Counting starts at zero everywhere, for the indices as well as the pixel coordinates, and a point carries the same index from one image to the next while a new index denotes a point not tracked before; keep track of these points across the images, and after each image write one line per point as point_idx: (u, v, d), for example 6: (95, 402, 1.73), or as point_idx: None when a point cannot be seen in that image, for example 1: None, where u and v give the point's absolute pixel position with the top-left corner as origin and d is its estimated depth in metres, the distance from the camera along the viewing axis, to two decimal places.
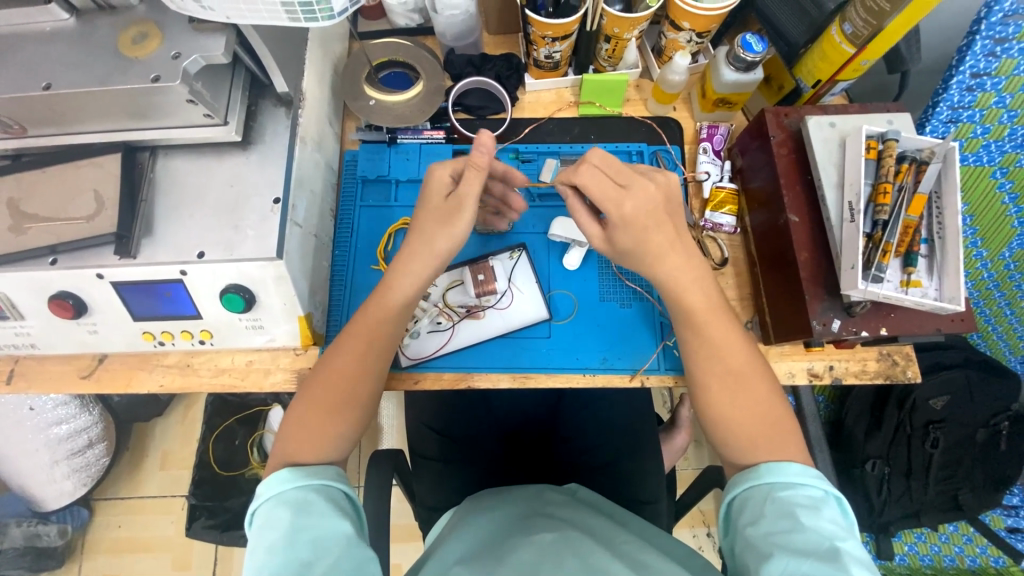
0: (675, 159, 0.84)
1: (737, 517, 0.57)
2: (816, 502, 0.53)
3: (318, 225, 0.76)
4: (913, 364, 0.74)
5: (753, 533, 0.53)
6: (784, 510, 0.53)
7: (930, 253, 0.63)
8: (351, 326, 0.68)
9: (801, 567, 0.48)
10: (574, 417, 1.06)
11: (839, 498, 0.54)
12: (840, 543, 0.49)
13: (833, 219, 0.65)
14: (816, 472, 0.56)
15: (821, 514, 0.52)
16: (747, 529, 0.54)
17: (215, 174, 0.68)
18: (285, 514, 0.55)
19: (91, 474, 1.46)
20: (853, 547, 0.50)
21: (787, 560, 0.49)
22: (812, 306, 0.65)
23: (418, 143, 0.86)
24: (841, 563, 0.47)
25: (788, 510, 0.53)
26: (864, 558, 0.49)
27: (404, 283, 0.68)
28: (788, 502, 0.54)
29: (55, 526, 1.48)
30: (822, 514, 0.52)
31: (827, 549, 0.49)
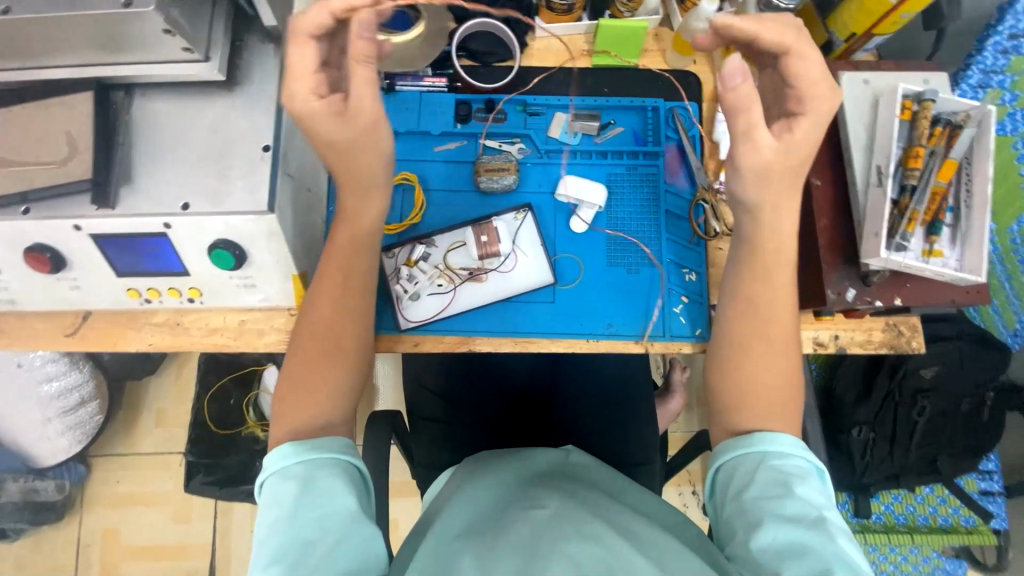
0: (692, 117, 0.80)
1: (726, 484, 0.57)
2: (805, 472, 0.54)
3: (311, 177, 0.71)
4: (918, 335, 0.74)
5: (744, 500, 0.54)
6: (775, 479, 0.54)
7: (955, 221, 0.61)
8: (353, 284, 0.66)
9: (791, 533, 0.49)
10: (572, 382, 1.06)
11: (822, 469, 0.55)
12: (825, 511, 0.51)
13: (859, 183, 0.62)
14: (803, 445, 0.57)
15: (807, 484, 0.53)
16: (738, 496, 0.54)
17: (199, 116, 0.62)
18: (289, 491, 0.55)
19: (85, 431, 1.47)
20: (834, 515, 0.52)
21: (777, 525, 0.50)
22: (829, 275, 0.63)
23: (418, 91, 0.81)
24: (825, 531, 0.49)
25: (778, 479, 0.54)
26: (844, 526, 0.51)
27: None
28: (779, 471, 0.54)
29: (52, 482, 1.48)
30: (809, 483, 0.53)
31: (812, 516, 0.50)
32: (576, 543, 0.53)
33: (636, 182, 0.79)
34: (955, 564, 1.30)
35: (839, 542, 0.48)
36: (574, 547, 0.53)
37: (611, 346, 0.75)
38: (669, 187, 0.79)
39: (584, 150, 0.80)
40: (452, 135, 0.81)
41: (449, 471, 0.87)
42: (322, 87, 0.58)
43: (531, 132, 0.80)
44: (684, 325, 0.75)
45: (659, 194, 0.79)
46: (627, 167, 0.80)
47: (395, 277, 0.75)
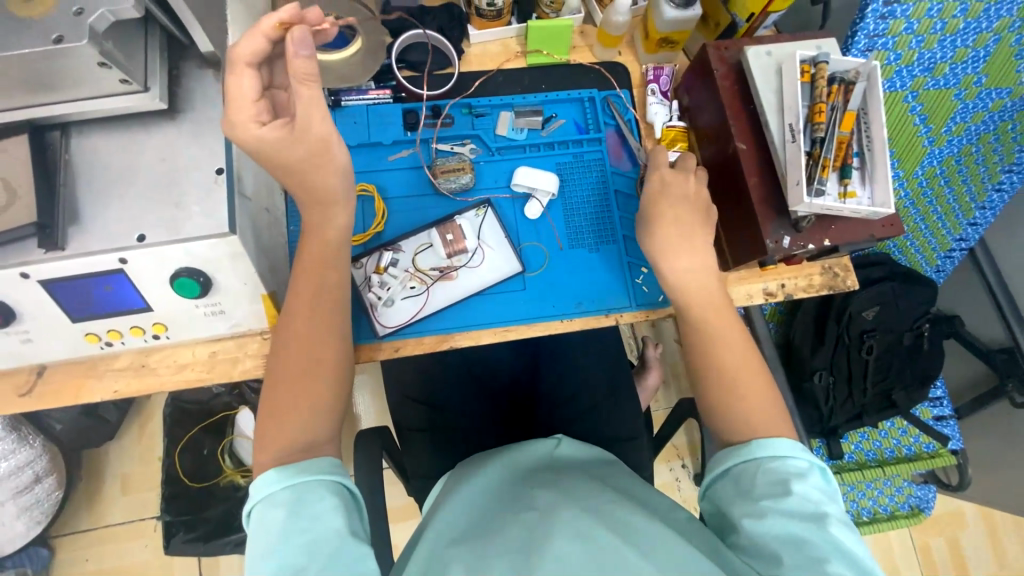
0: (626, 103, 0.86)
1: (731, 489, 0.61)
2: (802, 472, 0.58)
3: (268, 198, 0.71)
4: (851, 273, 0.82)
5: (748, 501, 0.58)
6: (774, 480, 0.58)
7: (862, 164, 0.68)
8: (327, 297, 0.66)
9: (792, 529, 0.54)
10: (552, 371, 1.09)
11: (821, 465, 0.59)
12: (825, 507, 0.55)
13: (777, 141, 0.69)
14: (800, 446, 0.61)
15: (806, 483, 0.57)
16: (741, 498, 0.59)
17: (144, 148, 0.61)
18: (276, 517, 0.55)
19: (43, 510, 1.36)
20: (834, 510, 0.56)
21: (780, 521, 0.55)
22: (765, 226, 0.69)
23: (364, 104, 0.82)
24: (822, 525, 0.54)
25: (777, 480, 0.58)
26: (842, 517, 0.55)
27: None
28: (778, 472, 0.59)
29: (11, 572, 1.36)
30: (807, 482, 0.57)
31: (810, 510, 0.55)
32: (568, 541, 0.57)
33: (585, 168, 0.84)
34: (926, 488, 1.40)
35: (836, 535, 0.53)
36: (564, 545, 0.56)
37: (583, 324, 0.79)
38: (615, 169, 0.85)
39: (532, 144, 0.84)
40: (403, 143, 0.83)
41: (440, 483, 0.86)
42: (263, 112, 0.59)
43: (480, 132, 0.84)
44: (648, 293, 0.80)
45: (607, 176, 0.84)
46: (574, 155, 0.84)
47: (367, 286, 0.77)
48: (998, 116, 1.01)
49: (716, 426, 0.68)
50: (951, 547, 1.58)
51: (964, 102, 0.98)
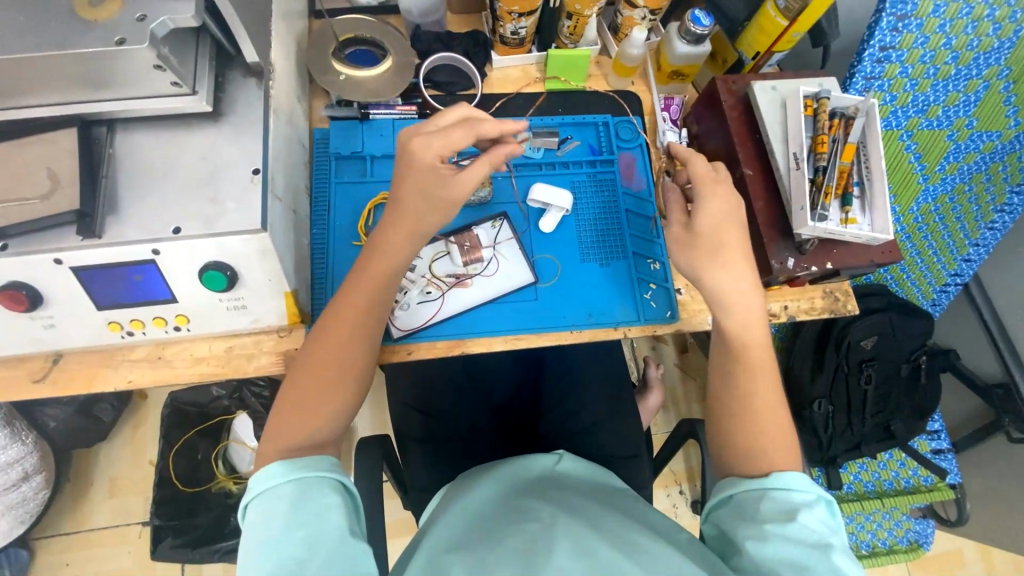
0: (638, 128, 0.91)
1: (736, 515, 0.62)
2: (810, 503, 0.58)
3: (296, 201, 0.74)
4: (851, 298, 0.84)
5: (752, 526, 0.58)
6: (780, 509, 0.59)
7: (862, 193, 0.72)
8: (346, 295, 0.68)
9: (795, 555, 0.54)
10: (555, 386, 1.10)
11: (828, 499, 0.59)
12: (830, 539, 0.55)
13: (781, 168, 0.73)
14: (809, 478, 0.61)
15: (811, 513, 0.57)
16: (746, 524, 0.59)
17: (185, 146, 0.65)
18: (279, 511, 0.57)
19: (28, 510, 1.32)
20: (839, 544, 0.55)
21: (782, 546, 0.55)
22: (770, 248, 0.73)
23: (391, 119, 0.87)
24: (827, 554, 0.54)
25: (783, 509, 0.58)
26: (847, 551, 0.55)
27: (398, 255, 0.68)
28: (784, 502, 0.59)
29: None
30: (814, 513, 0.57)
31: (816, 539, 0.55)
32: (567, 555, 0.59)
33: (598, 187, 0.88)
34: (925, 524, 1.39)
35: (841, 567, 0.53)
36: (564, 559, 0.58)
37: (592, 336, 0.81)
38: (627, 189, 0.88)
39: (547, 162, 0.89)
40: None
41: (438, 496, 0.86)
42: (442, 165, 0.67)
43: None
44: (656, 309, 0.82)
45: (619, 196, 0.88)
46: (587, 175, 0.89)
47: None
48: (990, 157, 1.07)
49: (722, 440, 0.70)
50: None
51: (956, 143, 1.04)
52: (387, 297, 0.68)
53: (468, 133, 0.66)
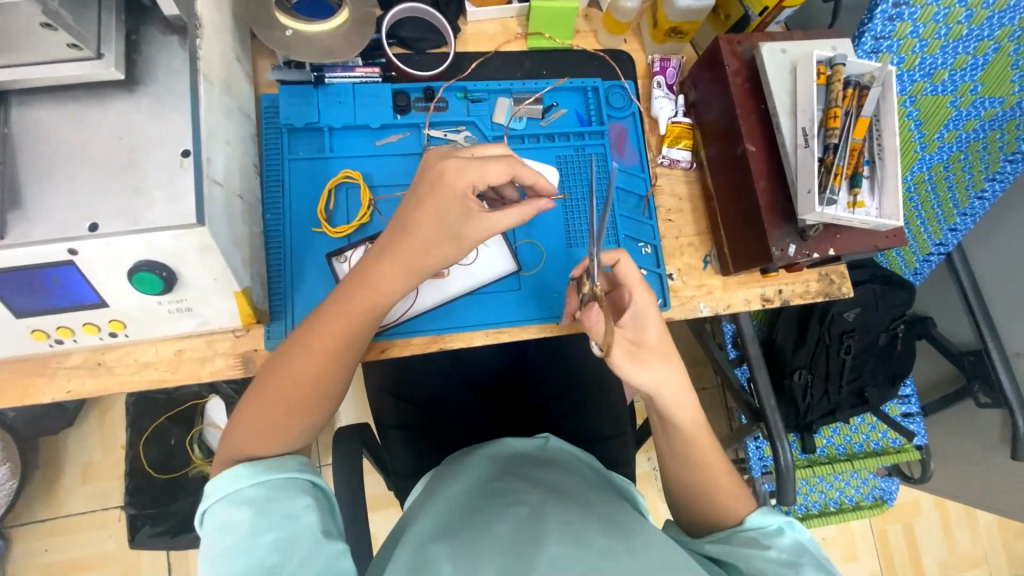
0: (630, 94, 0.82)
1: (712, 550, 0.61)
2: (777, 529, 0.59)
3: (241, 184, 0.65)
4: (846, 281, 0.81)
5: (722, 552, 0.59)
6: (749, 539, 0.59)
7: (872, 173, 0.67)
8: None
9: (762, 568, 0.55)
10: (541, 368, 1.07)
11: (793, 522, 0.60)
12: (796, 557, 0.55)
13: (788, 145, 0.67)
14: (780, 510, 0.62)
15: (777, 540, 0.58)
16: (716, 551, 0.60)
17: (97, 124, 0.54)
18: (243, 516, 0.53)
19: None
20: (810, 562, 0.55)
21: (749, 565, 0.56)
22: (771, 233, 0.68)
23: (350, 83, 0.76)
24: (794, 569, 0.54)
25: (753, 539, 0.59)
26: (820, 569, 0.55)
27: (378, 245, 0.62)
28: (751, 532, 0.60)
29: None
30: (779, 539, 0.58)
31: (780, 560, 0.55)
32: (559, 544, 0.57)
33: (585, 162, 0.80)
34: (889, 481, 1.43)
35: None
36: (557, 548, 0.56)
37: (579, 325, 0.77)
38: (618, 164, 0.80)
39: (531, 134, 0.80)
40: (392, 127, 0.77)
41: (423, 479, 0.83)
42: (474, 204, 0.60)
43: (475, 119, 0.78)
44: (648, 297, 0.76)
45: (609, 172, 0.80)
46: (575, 148, 0.80)
47: None
48: (990, 124, 0.99)
49: (713, 433, 0.67)
50: (907, 533, 1.67)
51: (958, 109, 0.97)
52: (352, 297, 0.61)
53: (502, 165, 0.60)
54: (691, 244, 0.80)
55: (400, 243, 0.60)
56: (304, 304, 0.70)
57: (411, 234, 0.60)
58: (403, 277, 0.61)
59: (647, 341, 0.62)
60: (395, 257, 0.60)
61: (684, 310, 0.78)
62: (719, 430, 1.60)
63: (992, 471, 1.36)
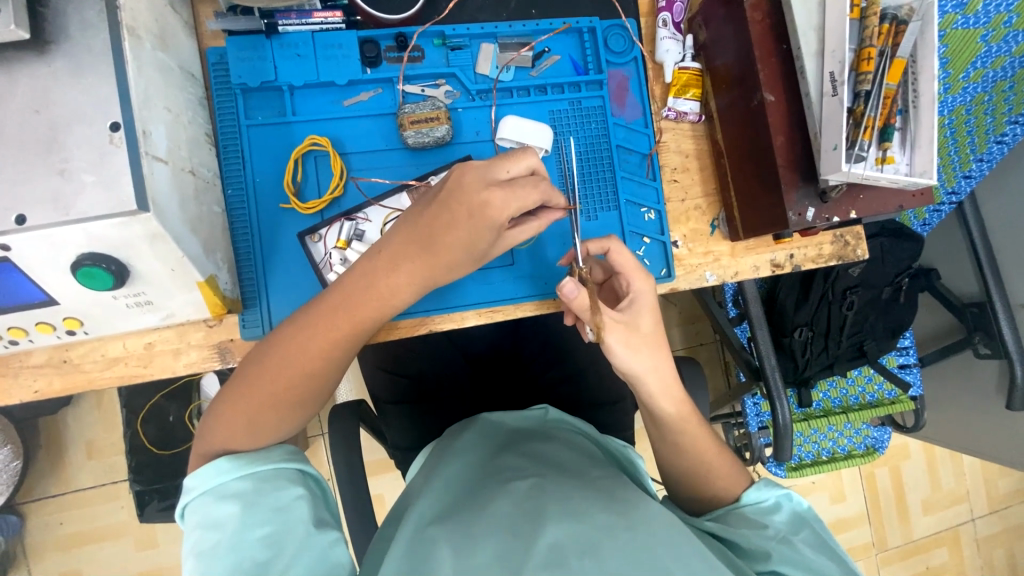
0: (632, 35, 0.72)
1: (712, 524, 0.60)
2: (775, 505, 0.59)
3: (189, 155, 0.57)
4: (862, 242, 0.75)
5: (722, 527, 0.58)
6: (749, 516, 0.59)
7: (903, 124, 0.61)
8: None
9: (765, 545, 0.54)
10: (537, 337, 1.02)
11: (790, 493, 0.60)
12: (794, 535, 0.56)
13: (813, 94, 0.59)
14: (777, 483, 0.62)
15: (775, 514, 0.58)
16: (717, 526, 0.58)
17: (5, 95, 0.45)
18: (228, 510, 0.50)
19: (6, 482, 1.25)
20: (806, 537, 0.56)
21: (752, 542, 0.55)
22: (789, 195, 0.62)
23: (308, 32, 0.66)
24: (791, 544, 0.54)
25: (754, 516, 0.58)
26: (817, 542, 0.56)
27: (392, 243, 0.56)
28: (751, 508, 0.60)
29: None
30: (777, 513, 0.58)
31: (779, 538, 0.55)
32: (561, 524, 0.54)
33: (582, 118, 0.71)
34: (882, 431, 1.45)
35: (803, 554, 0.53)
36: (559, 526, 0.53)
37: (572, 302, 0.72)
38: (618, 118, 0.72)
39: (520, 87, 0.70)
40: (362, 84, 0.68)
41: (425, 454, 0.81)
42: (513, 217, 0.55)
43: (456, 70, 0.69)
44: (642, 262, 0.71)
45: (608, 129, 0.72)
46: (570, 102, 0.71)
47: (327, 265, 0.65)
48: (1019, 62, 0.89)
49: None
50: (893, 475, 1.74)
51: (989, 45, 0.85)
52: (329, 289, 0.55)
53: (539, 194, 0.55)
54: (698, 207, 0.73)
55: (392, 238, 0.56)
56: (279, 287, 0.65)
57: (415, 227, 0.55)
58: (382, 259, 0.56)
59: (640, 326, 0.60)
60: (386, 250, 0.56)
61: (689, 279, 0.72)
62: (717, 385, 1.61)
63: (983, 418, 1.38)
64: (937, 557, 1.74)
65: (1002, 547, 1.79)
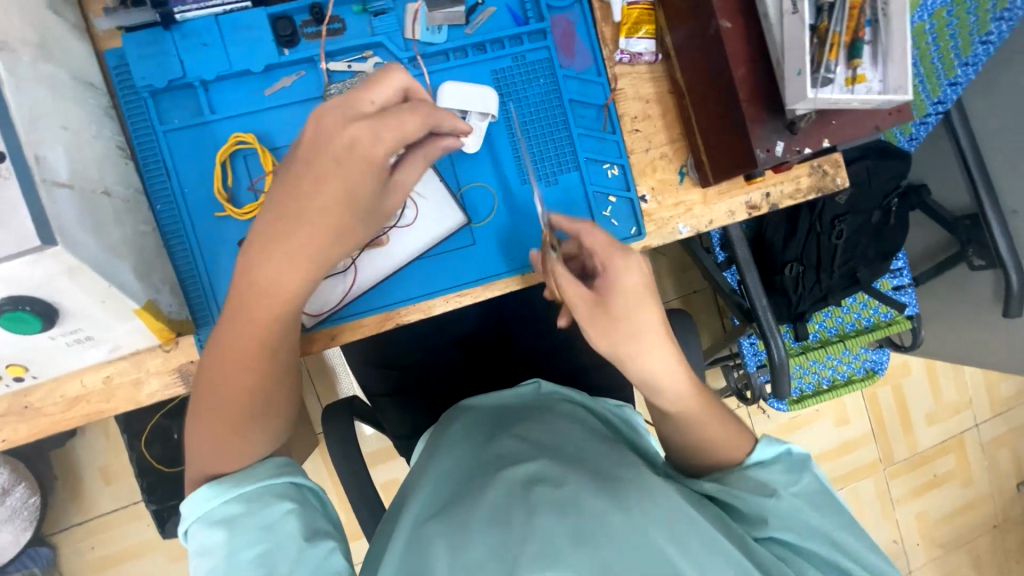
0: None
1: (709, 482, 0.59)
2: (771, 457, 0.58)
3: (98, 175, 0.52)
4: (841, 171, 0.71)
5: (721, 488, 0.56)
6: (747, 473, 0.57)
7: (874, 37, 0.55)
8: (239, 315, 0.52)
9: (763, 508, 0.53)
10: (520, 311, 1.00)
11: (787, 444, 0.59)
12: (788, 488, 0.55)
13: (771, 14, 0.54)
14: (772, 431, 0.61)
15: (771, 463, 0.58)
16: (716, 487, 0.56)
17: None
18: (219, 536, 0.49)
19: (28, 517, 1.24)
20: (800, 488, 0.55)
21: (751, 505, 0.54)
22: (754, 131, 0.57)
23: (211, 17, 0.59)
24: (788, 506, 0.54)
25: (751, 473, 0.57)
26: (811, 491, 0.55)
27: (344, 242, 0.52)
28: (748, 463, 0.58)
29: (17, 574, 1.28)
30: (773, 462, 0.58)
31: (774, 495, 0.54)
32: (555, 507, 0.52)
33: (528, 74, 0.66)
34: (880, 354, 1.45)
35: (798, 511, 0.53)
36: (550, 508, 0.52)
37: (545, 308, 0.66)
38: (567, 69, 0.66)
39: (456, 48, 0.64)
40: (281, 68, 0.62)
41: (423, 441, 0.79)
42: None
43: (383, 38, 0.63)
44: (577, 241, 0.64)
45: (558, 82, 0.66)
46: (513, 58, 0.65)
47: None
48: None
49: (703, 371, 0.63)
50: (895, 394, 1.76)
51: None
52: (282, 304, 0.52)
53: None
54: (664, 155, 0.68)
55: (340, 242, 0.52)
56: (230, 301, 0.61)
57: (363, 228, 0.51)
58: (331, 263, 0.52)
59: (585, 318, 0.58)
60: (335, 254, 0.52)
61: (662, 234, 0.68)
62: (713, 329, 1.60)
63: (982, 330, 1.37)
64: (943, 466, 1.79)
65: (1006, 447, 1.84)
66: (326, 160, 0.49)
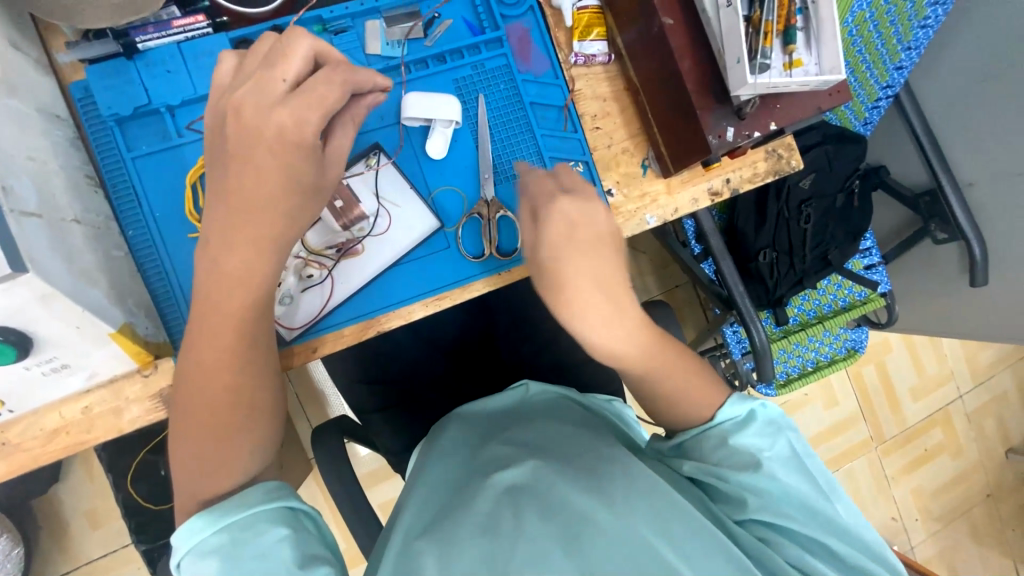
0: None
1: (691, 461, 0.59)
2: (745, 423, 0.59)
3: (66, 203, 0.52)
4: (795, 153, 0.74)
5: (703, 469, 0.57)
6: (725, 445, 0.58)
7: (806, 24, 0.59)
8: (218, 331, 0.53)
9: (744, 481, 0.54)
10: (503, 315, 1.01)
11: (758, 403, 0.60)
12: (765, 453, 0.56)
13: (708, 9, 0.58)
14: (743, 394, 0.62)
15: (746, 428, 0.58)
16: (698, 468, 0.57)
17: None
18: (211, 567, 0.48)
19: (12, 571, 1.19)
20: (776, 451, 0.56)
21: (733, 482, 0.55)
22: (705, 119, 0.60)
23: (174, 44, 0.61)
24: (769, 471, 0.54)
25: (728, 444, 0.58)
26: (788, 451, 0.56)
27: None
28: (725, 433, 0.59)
29: None
30: (748, 426, 0.58)
31: (753, 464, 0.55)
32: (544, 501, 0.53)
33: (488, 81, 0.68)
34: (859, 332, 1.47)
35: (778, 477, 0.54)
36: None
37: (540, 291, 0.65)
38: (525, 74, 0.69)
39: (416, 60, 0.67)
40: None
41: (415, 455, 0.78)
42: None
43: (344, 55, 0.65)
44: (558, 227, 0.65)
45: (518, 86, 0.68)
46: (472, 66, 0.68)
47: None
48: None
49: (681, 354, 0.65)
50: (879, 372, 1.80)
51: None
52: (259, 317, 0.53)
53: None
54: (625, 150, 0.71)
55: None
56: None
57: None
58: None
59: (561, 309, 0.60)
60: None
61: (630, 226, 0.71)
62: (698, 322, 1.63)
63: (952, 302, 1.42)
64: (932, 439, 1.83)
65: (990, 416, 1.89)
66: (267, 156, 0.48)
